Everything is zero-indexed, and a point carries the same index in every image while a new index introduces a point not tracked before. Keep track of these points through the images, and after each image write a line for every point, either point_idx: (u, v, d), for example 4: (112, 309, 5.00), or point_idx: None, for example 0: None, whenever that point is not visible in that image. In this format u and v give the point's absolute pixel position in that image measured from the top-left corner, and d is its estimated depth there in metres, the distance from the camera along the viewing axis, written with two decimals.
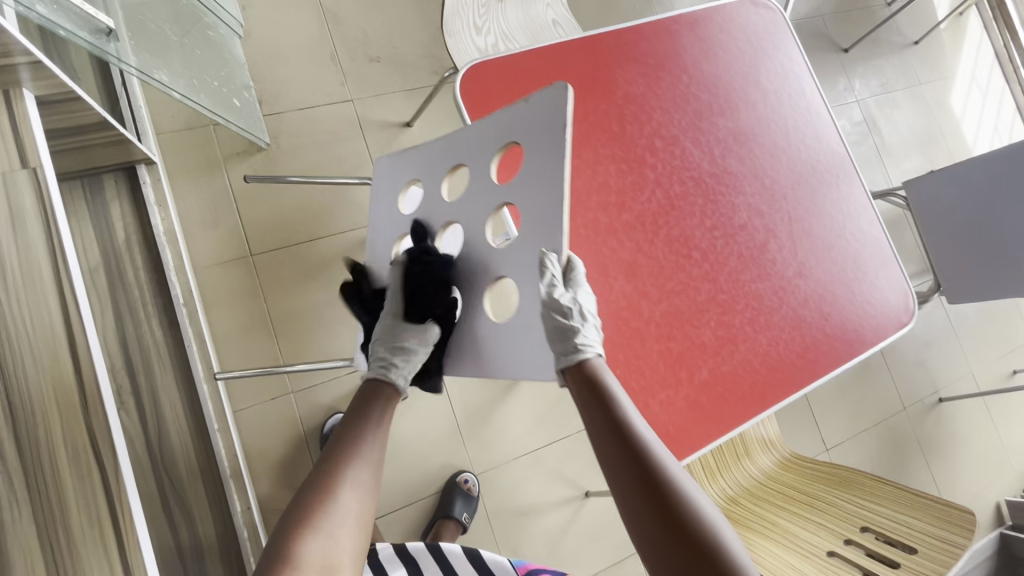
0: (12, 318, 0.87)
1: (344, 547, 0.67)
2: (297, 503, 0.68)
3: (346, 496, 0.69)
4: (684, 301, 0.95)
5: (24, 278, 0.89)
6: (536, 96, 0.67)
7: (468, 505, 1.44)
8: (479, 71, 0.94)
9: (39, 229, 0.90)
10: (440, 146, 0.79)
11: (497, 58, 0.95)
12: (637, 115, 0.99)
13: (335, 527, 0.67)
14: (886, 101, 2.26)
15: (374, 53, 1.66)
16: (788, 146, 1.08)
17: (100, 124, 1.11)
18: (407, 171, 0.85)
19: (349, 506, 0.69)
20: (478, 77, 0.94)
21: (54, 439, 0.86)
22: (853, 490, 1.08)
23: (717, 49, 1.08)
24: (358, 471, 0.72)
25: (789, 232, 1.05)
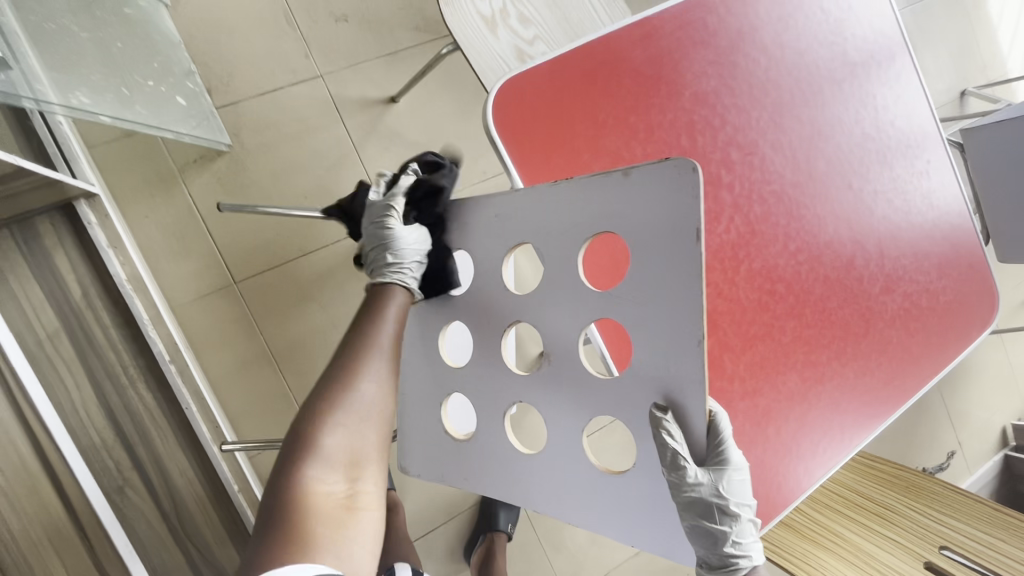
0: None
1: (367, 440, 0.60)
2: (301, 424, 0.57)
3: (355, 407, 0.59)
4: (769, 346, 0.82)
5: None
6: (638, 171, 0.49)
7: (511, 513, 1.39)
8: (512, 87, 0.72)
9: None
10: (493, 217, 0.61)
11: (532, 65, 0.73)
12: (708, 121, 0.79)
13: (355, 417, 0.59)
14: (921, 10, 2.00)
15: (339, 10, 1.34)
16: (875, 133, 0.91)
17: (17, 172, 0.86)
18: (447, 242, 0.66)
19: (363, 417, 0.59)
20: (512, 95, 0.72)
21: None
22: (923, 498, 1.04)
23: (797, 14, 0.85)
24: (369, 383, 0.60)
25: (876, 241, 0.91)
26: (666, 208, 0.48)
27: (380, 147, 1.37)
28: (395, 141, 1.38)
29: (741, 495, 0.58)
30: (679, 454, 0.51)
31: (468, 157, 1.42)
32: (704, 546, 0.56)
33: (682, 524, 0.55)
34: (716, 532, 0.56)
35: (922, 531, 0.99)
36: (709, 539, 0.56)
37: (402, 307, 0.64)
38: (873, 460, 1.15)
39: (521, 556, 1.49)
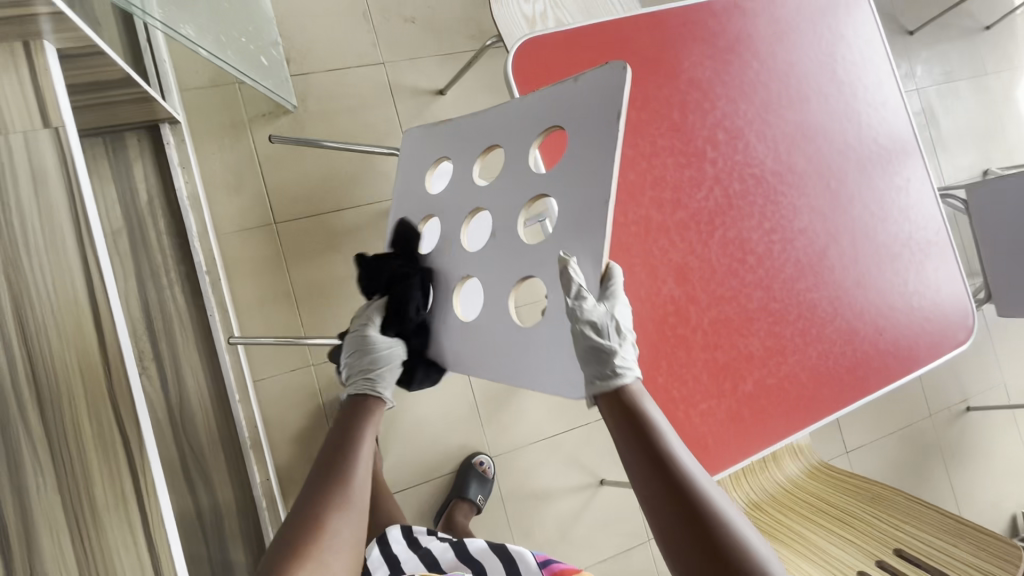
0: (34, 282, 0.84)
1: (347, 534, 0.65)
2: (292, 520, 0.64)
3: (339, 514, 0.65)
4: (734, 309, 0.89)
5: (46, 241, 0.85)
6: (590, 73, 0.60)
7: (483, 487, 1.43)
8: (534, 48, 0.86)
9: (61, 191, 0.86)
10: (474, 122, 0.71)
11: (553, 32, 0.87)
12: (700, 104, 0.91)
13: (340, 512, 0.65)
14: (947, 91, 2.11)
15: (409, 13, 1.56)
16: (859, 145, 1.00)
17: (123, 79, 1.05)
18: (435, 147, 0.76)
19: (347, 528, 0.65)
20: (532, 54, 0.86)
21: (78, 411, 0.84)
22: (886, 507, 1.06)
23: (793, 33, 0.98)
24: (352, 487, 0.67)
25: (851, 239, 0.98)
26: (607, 101, 0.59)
27: None
28: None
29: (627, 335, 0.65)
30: (581, 286, 0.59)
31: None
32: (601, 369, 0.60)
33: (579, 347, 0.60)
34: (610, 357, 0.60)
35: (878, 535, 1.00)
36: (608, 360, 0.60)
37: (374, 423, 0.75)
38: (843, 476, 1.19)
39: (487, 536, 1.50)
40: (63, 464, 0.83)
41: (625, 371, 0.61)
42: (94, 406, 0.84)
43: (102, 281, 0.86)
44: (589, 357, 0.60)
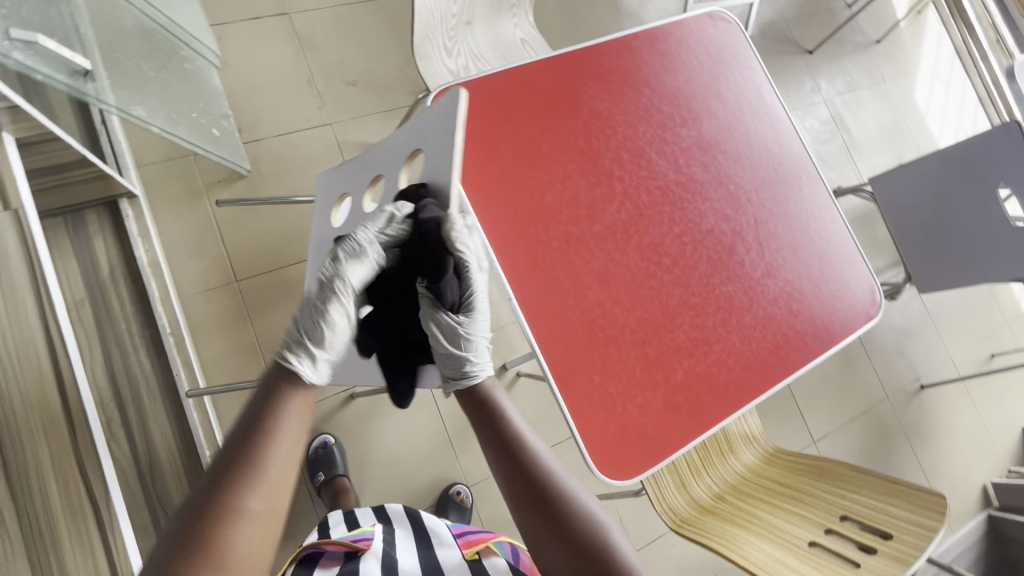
0: (0, 349, 0.89)
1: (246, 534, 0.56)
2: (170, 548, 0.53)
3: (237, 541, 0.55)
4: (657, 306, 0.98)
5: (9, 311, 0.91)
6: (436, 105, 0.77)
7: (462, 515, 1.46)
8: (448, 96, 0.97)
9: (23, 268, 0.92)
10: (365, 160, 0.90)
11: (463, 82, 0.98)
12: (602, 130, 1.03)
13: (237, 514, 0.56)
14: (852, 99, 2.32)
15: (350, 77, 1.70)
16: (751, 151, 1.13)
17: (81, 161, 1.14)
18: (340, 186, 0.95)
19: (244, 556, 0.55)
20: None
21: (44, 476, 0.86)
22: (832, 479, 1.11)
23: (678, 62, 1.12)
24: (255, 501, 0.57)
25: (756, 234, 1.09)
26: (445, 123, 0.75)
27: None
28: None
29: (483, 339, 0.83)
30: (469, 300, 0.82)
31: None
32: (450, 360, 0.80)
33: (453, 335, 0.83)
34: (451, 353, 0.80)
35: (825, 505, 1.06)
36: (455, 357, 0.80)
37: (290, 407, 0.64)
38: (795, 458, 1.24)
39: None
40: (31, 530, 0.83)
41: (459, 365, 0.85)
42: (60, 468, 0.87)
43: (66, 349, 0.93)
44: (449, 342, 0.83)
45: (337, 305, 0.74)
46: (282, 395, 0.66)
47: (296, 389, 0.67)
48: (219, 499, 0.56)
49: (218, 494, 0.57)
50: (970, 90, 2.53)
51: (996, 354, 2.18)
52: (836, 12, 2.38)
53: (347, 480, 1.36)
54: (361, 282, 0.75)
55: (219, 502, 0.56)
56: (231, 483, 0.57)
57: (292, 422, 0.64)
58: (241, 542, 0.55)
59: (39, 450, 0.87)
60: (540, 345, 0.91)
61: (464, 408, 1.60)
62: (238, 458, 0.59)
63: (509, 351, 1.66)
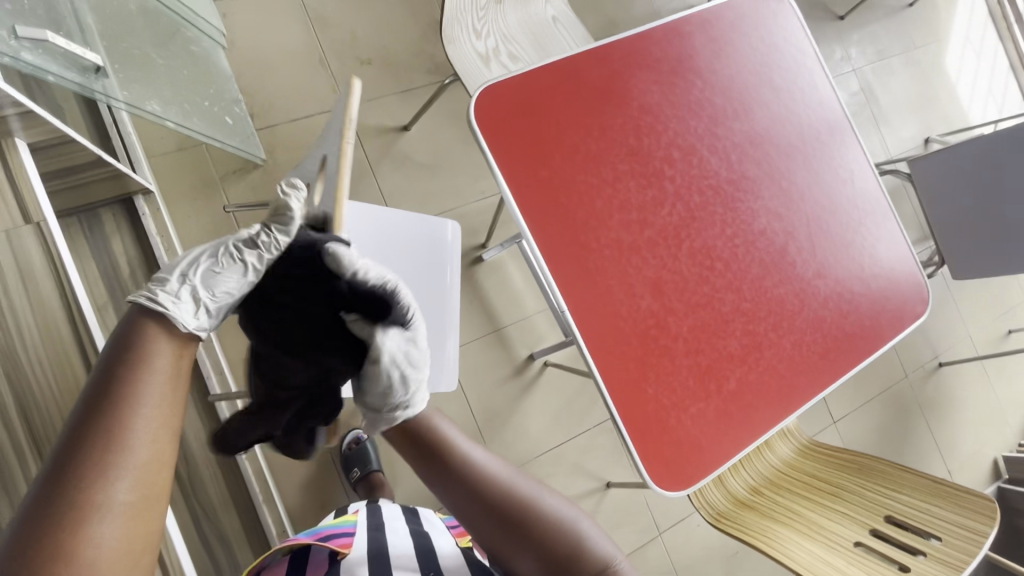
0: (33, 363, 0.84)
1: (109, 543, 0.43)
2: (4, 571, 0.40)
3: (103, 538, 0.42)
4: (709, 313, 0.96)
5: (40, 327, 0.86)
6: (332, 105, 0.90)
7: None
8: (492, 93, 0.90)
9: (51, 285, 0.87)
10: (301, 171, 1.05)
11: (507, 77, 0.92)
12: (653, 127, 0.97)
13: (92, 527, 0.42)
14: (882, 68, 2.23)
15: (364, 55, 1.60)
16: (803, 144, 1.08)
17: (94, 161, 1.07)
18: None
19: (114, 555, 0.43)
20: (492, 100, 0.90)
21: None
22: (873, 477, 1.13)
23: (729, 48, 1.05)
24: (122, 485, 0.44)
25: (807, 233, 1.05)
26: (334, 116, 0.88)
27: (392, 166, 1.58)
28: (404, 162, 1.59)
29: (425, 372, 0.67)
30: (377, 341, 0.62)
31: (469, 179, 1.64)
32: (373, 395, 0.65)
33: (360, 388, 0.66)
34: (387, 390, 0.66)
35: (867, 504, 1.08)
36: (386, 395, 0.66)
37: (142, 370, 0.49)
38: (830, 450, 1.24)
39: None
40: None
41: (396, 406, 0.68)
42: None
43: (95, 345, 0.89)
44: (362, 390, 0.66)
45: (194, 267, 0.60)
46: (142, 346, 0.50)
47: (156, 342, 0.51)
48: (65, 495, 0.43)
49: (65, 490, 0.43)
50: (1003, 56, 2.43)
51: (1014, 330, 2.19)
52: None
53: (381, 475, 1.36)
54: (229, 256, 0.60)
55: (69, 498, 0.43)
56: (80, 469, 0.44)
57: (160, 379, 0.50)
58: (108, 541, 0.43)
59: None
60: (593, 359, 0.89)
61: (493, 399, 1.59)
62: (93, 438, 0.45)
63: (535, 341, 1.64)
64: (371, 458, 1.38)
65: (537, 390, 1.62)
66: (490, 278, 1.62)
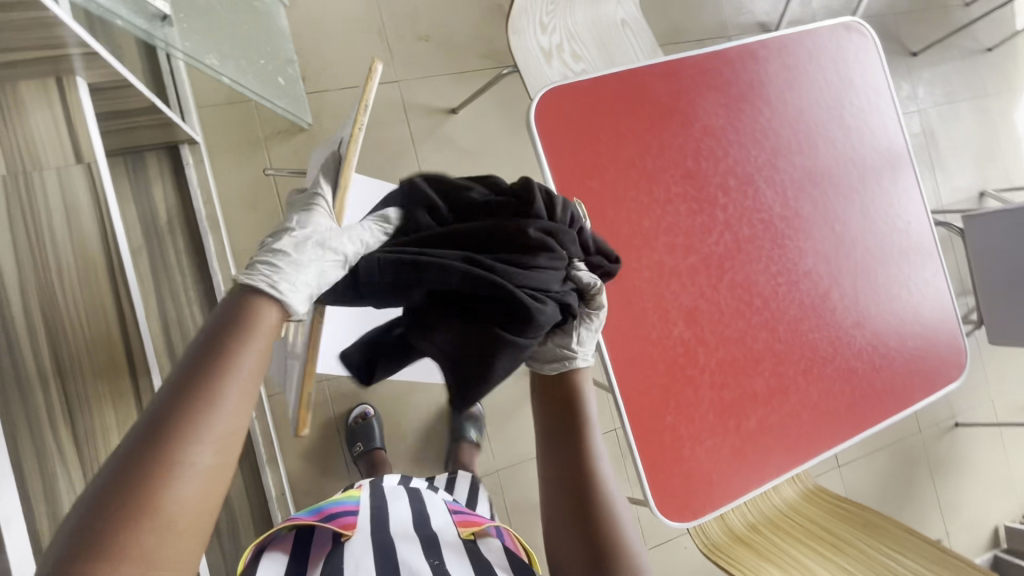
0: (68, 307, 0.82)
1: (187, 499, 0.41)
2: (85, 513, 0.39)
3: (173, 502, 0.40)
4: (741, 349, 0.94)
5: (78, 269, 0.83)
6: None
7: (475, 423, 1.49)
8: (555, 96, 0.88)
9: (94, 226, 0.85)
10: None
11: (573, 81, 0.89)
12: (713, 152, 0.94)
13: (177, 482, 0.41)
14: (947, 112, 2.14)
15: (422, 31, 1.57)
16: (862, 189, 1.04)
17: (147, 108, 1.08)
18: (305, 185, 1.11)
19: (187, 516, 0.41)
20: (554, 103, 0.88)
21: (106, 424, 0.80)
22: (877, 535, 1.12)
23: (803, 80, 1.01)
24: (197, 451, 0.42)
25: (853, 281, 1.02)
26: None
27: (435, 148, 1.57)
28: (447, 145, 1.58)
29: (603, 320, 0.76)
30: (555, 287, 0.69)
31: (510, 171, 1.62)
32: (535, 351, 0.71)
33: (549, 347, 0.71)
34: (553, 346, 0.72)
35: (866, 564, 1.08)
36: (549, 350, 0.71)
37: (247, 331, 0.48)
38: (835, 499, 1.23)
39: None
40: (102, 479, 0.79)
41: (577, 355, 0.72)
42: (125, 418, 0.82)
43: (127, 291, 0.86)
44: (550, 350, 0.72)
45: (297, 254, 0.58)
46: (248, 318, 0.49)
47: (263, 306, 0.51)
48: (143, 451, 0.41)
49: (144, 444, 0.41)
50: None
51: None
52: (952, 11, 2.15)
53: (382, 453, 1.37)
54: (331, 250, 0.60)
55: (147, 457, 0.41)
56: (167, 429, 0.42)
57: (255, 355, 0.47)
58: (174, 505, 0.41)
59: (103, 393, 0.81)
60: (618, 380, 0.88)
61: (502, 394, 1.59)
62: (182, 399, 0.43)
63: None
64: (374, 435, 1.40)
65: None
66: None
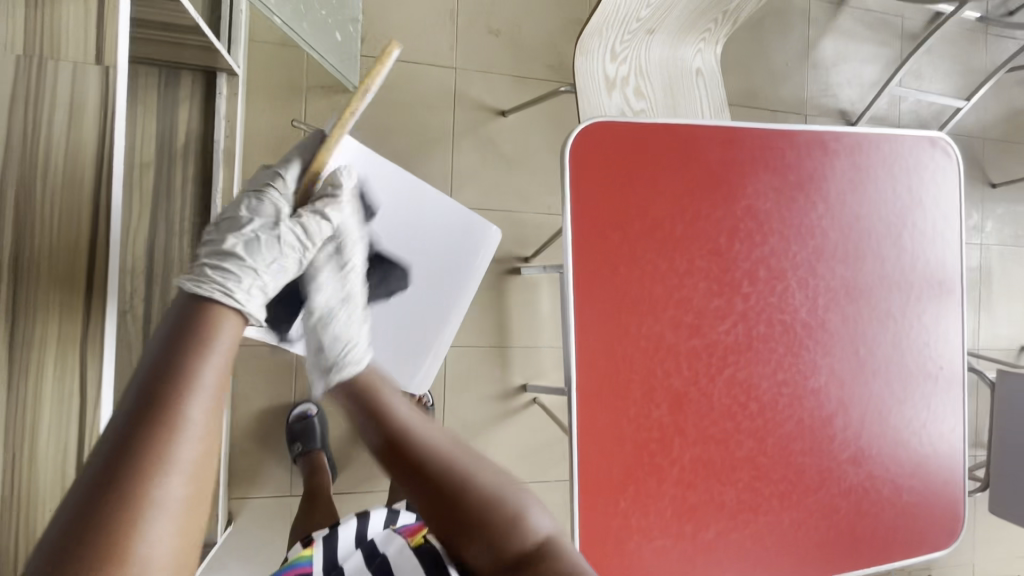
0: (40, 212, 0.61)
1: (160, 540, 0.39)
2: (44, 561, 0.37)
3: (153, 537, 0.39)
4: (720, 452, 0.85)
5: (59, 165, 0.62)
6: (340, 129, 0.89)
7: (426, 416, 1.42)
8: (600, 130, 0.80)
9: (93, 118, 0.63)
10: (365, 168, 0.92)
11: (625, 119, 0.81)
12: (751, 236, 0.86)
13: (149, 520, 0.39)
14: (1011, 254, 2.01)
15: (495, 26, 1.52)
16: (901, 318, 0.94)
17: (192, 28, 1.03)
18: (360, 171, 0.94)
19: (161, 554, 0.39)
20: (598, 137, 0.80)
21: (42, 389, 0.60)
22: None
23: (870, 185, 0.92)
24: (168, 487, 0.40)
25: (862, 413, 0.93)
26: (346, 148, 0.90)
27: (474, 146, 1.51)
28: (486, 146, 1.52)
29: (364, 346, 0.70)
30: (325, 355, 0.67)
31: (542, 189, 1.56)
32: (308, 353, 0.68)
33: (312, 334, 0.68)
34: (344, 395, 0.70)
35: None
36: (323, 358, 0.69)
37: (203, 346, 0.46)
38: None
39: None
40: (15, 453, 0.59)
41: (338, 369, 0.67)
42: (64, 379, 0.61)
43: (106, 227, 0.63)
44: (310, 342, 0.68)
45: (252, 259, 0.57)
46: (199, 335, 0.46)
47: (219, 320, 0.49)
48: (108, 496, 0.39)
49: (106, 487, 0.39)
50: None
51: None
52: None
53: (319, 456, 1.29)
54: (289, 246, 0.60)
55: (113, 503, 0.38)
56: (122, 475, 0.39)
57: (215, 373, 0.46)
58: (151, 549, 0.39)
59: (49, 341, 0.61)
60: (579, 448, 0.79)
61: (469, 411, 1.52)
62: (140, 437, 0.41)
63: (534, 374, 1.56)
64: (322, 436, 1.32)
65: (514, 421, 1.55)
66: (518, 294, 1.54)
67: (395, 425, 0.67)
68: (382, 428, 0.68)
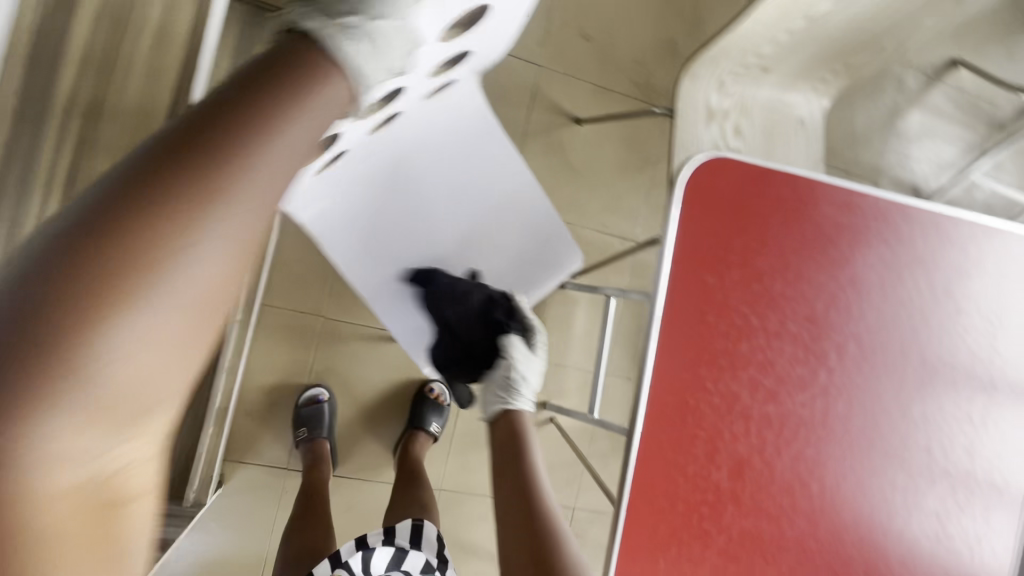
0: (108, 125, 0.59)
1: (148, 336, 0.31)
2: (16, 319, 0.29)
3: (137, 333, 0.31)
4: (770, 529, 0.79)
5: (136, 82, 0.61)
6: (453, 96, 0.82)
7: (441, 416, 1.36)
8: (718, 166, 0.75)
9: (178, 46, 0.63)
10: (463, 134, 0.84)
11: (745, 160, 0.76)
12: (848, 308, 0.80)
13: (145, 306, 0.31)
14: None
15: (589, 31, 1.46)
16: (982, 423, 0.88)
17: None
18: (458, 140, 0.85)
19: (144, 365, 0.32)
20: (714, 173, 0.75)
21: None
22: None
23: (977, 277, 0.86)
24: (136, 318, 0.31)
25: (922, 515, 0.87)
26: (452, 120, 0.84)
27: (543, 148, 1.45)
28: (555, 151, 1.46)
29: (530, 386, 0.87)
30: (511, 380, 0.84)
31: (603, 206, 1.50)
32: (491, 384, 0.85)
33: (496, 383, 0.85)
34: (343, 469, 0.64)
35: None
36: (500, 382, 0.85)
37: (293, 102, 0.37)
38: None
39: None
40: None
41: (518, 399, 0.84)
42: None
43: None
44: (497, 381, 0.84)
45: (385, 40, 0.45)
46: (296, 88, 0.37)
47: (327, 80, 0.39)
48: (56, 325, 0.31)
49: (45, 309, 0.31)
50: None
51: None
52: None
53: (321, 445, 1.27)
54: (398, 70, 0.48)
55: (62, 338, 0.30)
56: (134, 233, 0.31)
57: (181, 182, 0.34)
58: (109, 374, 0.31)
59: None
60: (630, 496, 0.74)
61: (483, 417, 1.46)
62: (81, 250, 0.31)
63: (557, 392, 1.50)
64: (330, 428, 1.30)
65: None
66: (557, 308, 1.48)
67: (531, 485, 0.75)
68: (521, 480, 0.75)
